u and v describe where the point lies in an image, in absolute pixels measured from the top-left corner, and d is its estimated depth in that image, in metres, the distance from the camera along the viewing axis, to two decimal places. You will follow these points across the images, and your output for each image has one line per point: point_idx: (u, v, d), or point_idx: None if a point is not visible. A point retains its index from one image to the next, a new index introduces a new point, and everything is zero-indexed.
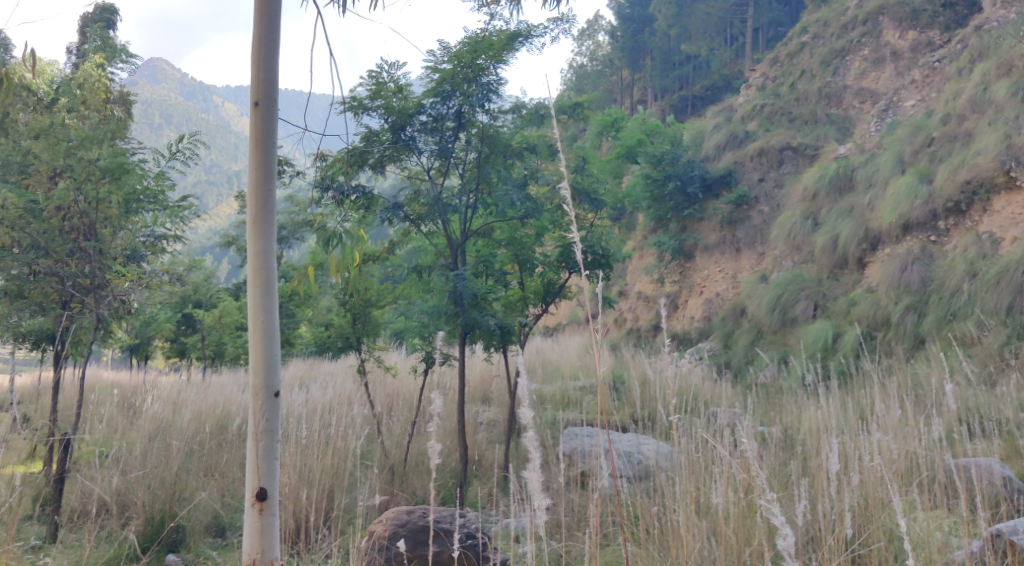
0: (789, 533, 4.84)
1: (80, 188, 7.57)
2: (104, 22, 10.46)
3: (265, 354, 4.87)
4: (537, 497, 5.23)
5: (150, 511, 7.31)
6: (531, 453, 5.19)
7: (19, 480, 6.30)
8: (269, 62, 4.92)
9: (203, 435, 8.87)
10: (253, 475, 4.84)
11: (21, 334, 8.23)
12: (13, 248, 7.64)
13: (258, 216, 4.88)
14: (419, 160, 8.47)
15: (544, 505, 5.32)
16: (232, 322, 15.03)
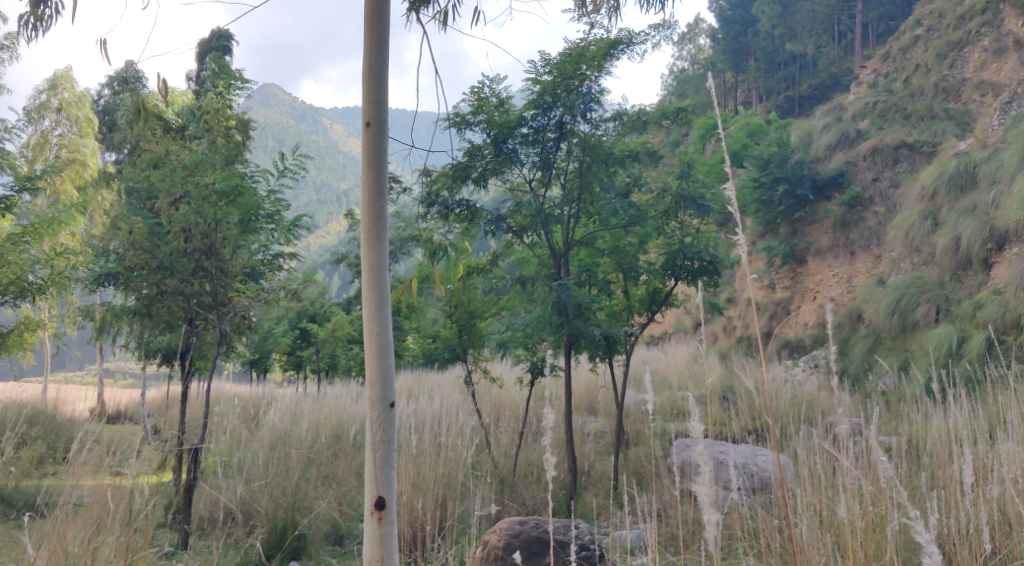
0: (936, 549, 4.71)
1: (199, 211, 7.92)
2: (223, 49, 10.95)
3: (381, 367, 4.97)
4: (709, 511, 5.23)
5: (274, 519, 7.55)
6: (704, 466, 5.20)
7: (153, 489, 6.57)
8: (379, 83, 5.04)
9: (321, 445, 9.15)
10: (371, 483, 4.94)
11: (150, 350, 8.67)
12: (142, 270, 8.05)
13: (371, 233, 4.99)
14: (521, 172, 8.53)
15: (715, 518, 5.26)
16: (345, 335, 15.44)
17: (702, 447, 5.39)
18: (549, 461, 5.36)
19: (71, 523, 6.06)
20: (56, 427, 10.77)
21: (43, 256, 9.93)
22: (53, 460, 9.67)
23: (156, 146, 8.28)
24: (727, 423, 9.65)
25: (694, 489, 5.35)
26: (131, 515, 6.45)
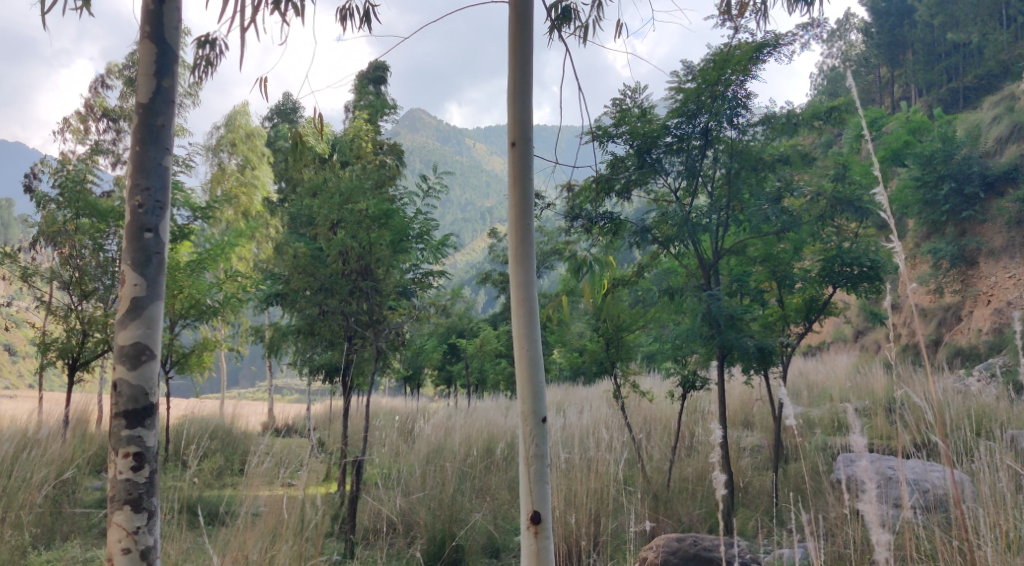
0: None
1: (356, 234, 8.24)
2: (378, 79, 11.37)
3: (532, 382, 4.98)
4: (878, 532, 4.88)
5: (432, 530, 7.72)
6: (869, 480, 4.88)
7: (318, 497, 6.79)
8: (523, 102, 5.07)
9: (473, 458, 9.30)
10: (527, 497, 4.95)
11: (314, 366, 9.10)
12: (306, 290, 8.40)
13: (518, 250, 5.02)
14: (666, 182, 8.41)
15: (885, 540, 4.88)
16: (493, 350, 15.34)
17: (866, 463, 5.02)
18: (714, 480, 5.22)
19: (250, 532, 6.36)
20: (233, 441, 11.43)
21: (218, 281, 10.60)
22: (230, 472, 10.26)
23: (313, 174, 8.67)
24: (895, 436, 9.14)
25: (858, 507, 5.02)
26: (303, 525, 6.72)
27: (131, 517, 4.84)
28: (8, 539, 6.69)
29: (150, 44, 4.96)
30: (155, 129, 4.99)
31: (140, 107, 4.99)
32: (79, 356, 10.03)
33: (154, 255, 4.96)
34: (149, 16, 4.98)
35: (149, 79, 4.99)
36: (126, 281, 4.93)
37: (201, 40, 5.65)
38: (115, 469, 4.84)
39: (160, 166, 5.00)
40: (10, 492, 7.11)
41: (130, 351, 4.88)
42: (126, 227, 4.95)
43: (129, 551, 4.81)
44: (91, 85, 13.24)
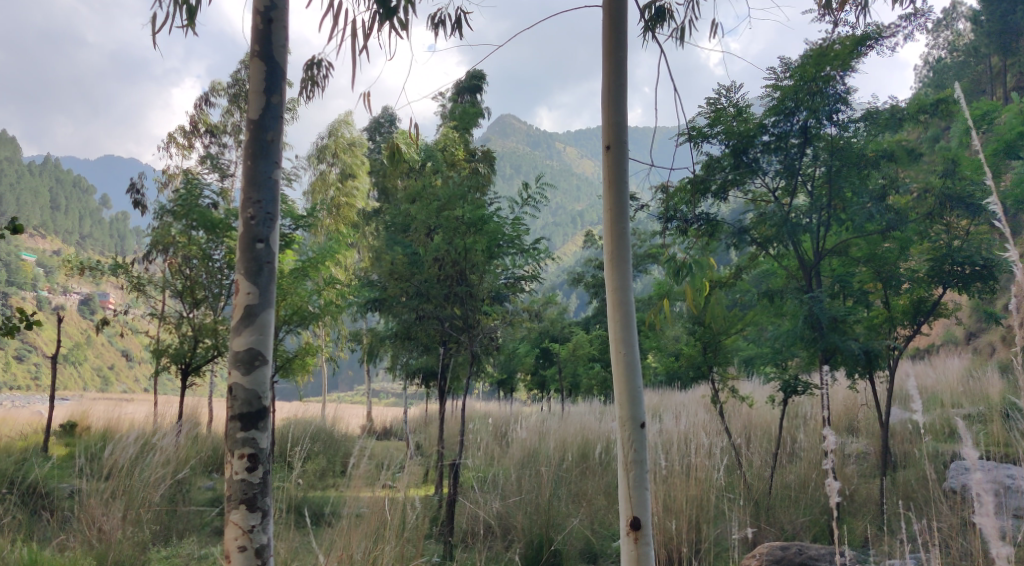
0: None
1: (451, 240, 8.31)
2: (473, 87, 11.47)
3: (630, 387, 4.93)
4: (996, 544, 4.64)
5: (530, 534, 7.74)
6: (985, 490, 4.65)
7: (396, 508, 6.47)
8: (619, 105, 5.03)
9: (568, 462, 9.25)
10: (626, 503, 4.91)
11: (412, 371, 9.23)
12: (401, 297, 8.58)
13: (614, 254, 4.98)
14: (764, 181, 8.17)
15: (1006, 553, 4.65)
16: (586, 353, 15.39)
17: (979, 475, 4.82)
18: (827, 489, 5.23)
19: (354, 531, 6.50)
20: (334, 443, 11.71)
21: (319, 287, 10.89)
22: (332, 473, 10.50)
23: (411, 183, 8.87)
24: (1012, 444, 8.70)
25: (975, 521, 4.79)
26: (404, 527, 6.82)
27: (245, 516, 4.98)
28: (130, 535, 7.02)
29: (259, 63, 5.13)
30: (265, 144, 5.14)
31: (251, 123, 5.15)
32: (191, 362, 10.42)
33: (265, 265, 5.11)
34: (258, 36, 5.15)
35: (259, 96, 5.15)
36: (239, 290, 5.09)
37: (308, 62, 5.83)
38: (231, 470, 5.01)
39: (270, 180, 5.15)
40: (131, 490, 7.45)
41: (245, 356, 5.05)
42: (239, 238, 5.12)
43: (245, 549, 4.96)
44: (196, 103, 13.78)
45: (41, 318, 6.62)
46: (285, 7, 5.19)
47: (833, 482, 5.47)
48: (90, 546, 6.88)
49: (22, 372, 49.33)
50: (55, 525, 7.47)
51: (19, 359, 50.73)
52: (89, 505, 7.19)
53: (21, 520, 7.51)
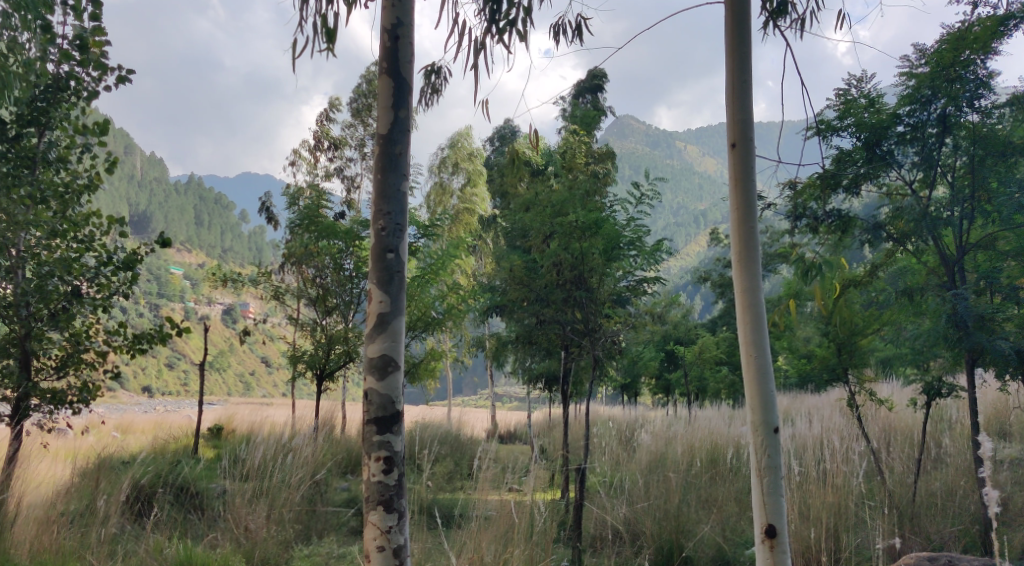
0: None
1: (568, 245, 8.27)
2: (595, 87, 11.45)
3: (762, 390, 4.79)
4: None
5: (659, 540, 7.61)
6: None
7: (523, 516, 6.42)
8: (743, 101, 4.90)
9: (697, 468, 9.06)
10: (761, 510, 4.77)
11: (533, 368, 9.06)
12: (522, 302, 8.65)
13: (742, 254, 4.84)
14: (899, 174, 7.84)
15: None
16: (712, 357, 15.12)
17: None
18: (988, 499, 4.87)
19: (484, 533, 6.57)
20: (462, 447, 11.89)
21: (442, 293, 11.09)
22: (461, 476, 10.68)
23: (530, 190, 9.03)
24: None
25: None
26: (532, 531, 6.86)
27: (383, 517, 5.11)
28: (274, 534, 7.36)
29: (387, 79, 5.27)
30: (393, 157, 5.28)
31: (380, 137, 5.30)
32: (325, 367, 10.73)
33: (396, 274, 5.24)
34: (386, 53, 5.29)
35: (387, 111, 5.29)
36: (373, 299, 5.24)
37: (429, 68, 5.95)
38: (369, 472, 5.15)
39: (399, 193, 5.28)
40: (273, 491, 7.82)
41: (378, 363, 5.19)
42: (371, 249, 5.27)
43: (383, 549, 5.07)
44: (318, 119, 14.29)
45: (190, 327, 6.96)
46: (411, 23, 5.32)
47: (991, 491, 5.11)
48: (238, 544, 7.23)
49: (173, 379, 52.42)
50: (205, 523, 7.88)
51: (169, 367, 53.92)
52: (236, 505, 7.56)
53: (176, 520, 7.92)
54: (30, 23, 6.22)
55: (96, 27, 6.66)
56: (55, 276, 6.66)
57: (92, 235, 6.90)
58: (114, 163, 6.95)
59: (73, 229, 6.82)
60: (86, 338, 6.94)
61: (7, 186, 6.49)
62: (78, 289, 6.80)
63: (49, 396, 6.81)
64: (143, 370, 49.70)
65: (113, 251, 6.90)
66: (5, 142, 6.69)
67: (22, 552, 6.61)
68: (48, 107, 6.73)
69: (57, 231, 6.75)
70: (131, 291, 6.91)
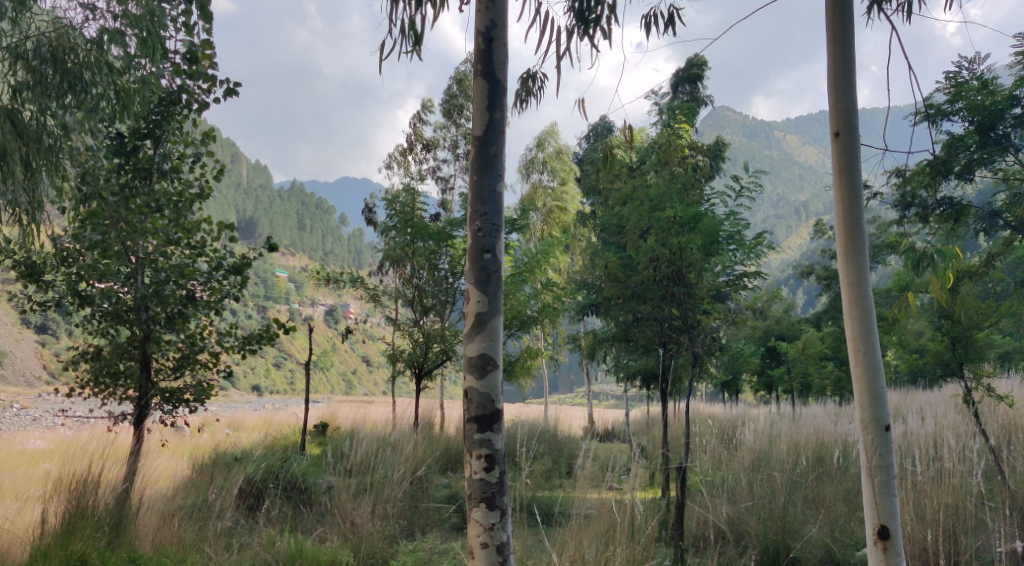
0: None
1: (666, 240, 8.07)
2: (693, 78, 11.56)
3: (871, 387, 4.63)
4: None
5: (765, 540, 7.46)
6: None
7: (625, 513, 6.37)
8: (847, 89, 4.74)
9: (803, 467, 8.79)
10: (872, 511, 4.61)
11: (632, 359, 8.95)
12: (618, 299, 8.63)
13: (848, 246, 4.69)
14: (1016, 158, 7.37)
15: None
16: (817, 353, 14.71)
17: None
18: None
19: (585, 532, 6.55)
20: (559, 446, 11.87)
21: (536, 291, 11.11)
22: (559, 474, 10.67)
23: (624, 187, 8.91)
24: None
25: None
26: (633, 531, 6.80)
27: (486, 514, 5.15)
28: (379, 529, 7.53)
29: (482, 81, 5.31)
30: (489, 158, 5.31)
31: (476, 139, 5.34)
32: (423, 366, 10.89)
33: (493, 274, 5.27)
34: (480, 55, 5.33)
35: (482, 113, 5.33)
36: (471, 298, 5.28)
37: (524, 75, 6.04)
38: (471, 470, 5.20)
39: (495, 193, 5.31)
40: (376, 487, 7.95)
41: (477, 362, 5.23)
42: (468, 249, 5.32)
43: (486, 546, 5.11)
44: (411, 121, 14.50)
45: (295, 327, 7.18)
46: (504, 25, 5.36)
47: None
48: (345, 538, 7.43)
49: (281, 378, 54.18)
50: (313, 517, 8.10)
51: (277, 366, 55.71)
52: (342, 500, 7.77)
53: (287, 515, 8.16)
54: (146, 40, 6.52)
55: (205, 41, 6.92)
56: (171, 281, 6.98)
57: (203, 241, 7.16)
58: (222, 170, 7.21)
59: (187, 236, 7.09)
60: (200, 339, 7.23)
61: (126, 198, 6.90)
62: (193, 293, 7.08)
63: (167, 395, 7.12)
64: (252, 369, 51.50)
65: (223, 256, 7.19)
66: (123, 155, 7.03)
67: (146, 543, 6.92)
68: (162, 121, 7.07)
69: (172, 238, 7.05)
70: (241, 294, 7.16)
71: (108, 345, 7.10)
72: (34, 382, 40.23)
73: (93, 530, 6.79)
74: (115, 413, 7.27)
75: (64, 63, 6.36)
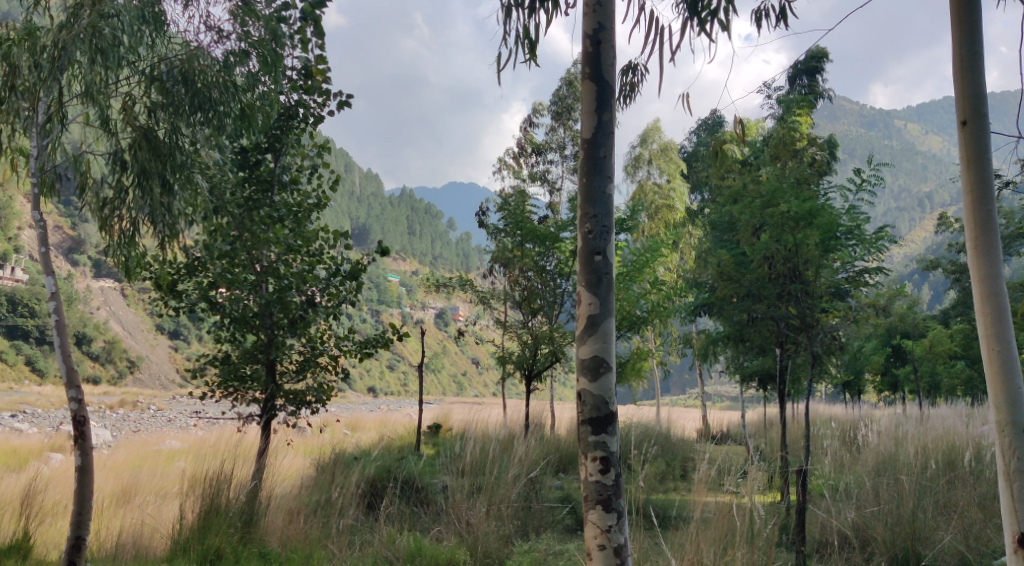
0: None
1: (780, 237, 7.89)
2: (811, 68, 11.16)
3: (1007, 387, 4.39)
4: None
5: (893, 547, 7.19)
6: None
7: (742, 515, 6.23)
8: (973, 76, 4.52)
9: (933, 470, 8.40)
10: (1011, 517, 4.38)
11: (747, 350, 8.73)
12: (732, 298, 8.45)
13: (978, 240, 4.46)
14: None
15: None
16: (946, 351, 14.02)
17: None
18: None
19: (703, 536, 6.44)
20: (673, 448, 11.70)
21: (645, 291, 10.99)
22: (673, 477, 10.52)
23: (736, 183, 8.79)
24: None
25: None
26: (753, 535, 6.64)
27: (603, 516, 5.13)
28: (495, 529, 7.61)
29: (590, 84, 5.31)
30: (598, 160, 5.30)
31: (585, 142, 5.34)
32: (533, 367, 10.94)
33: (604, 276, 5.26)
34: (588, 58, 5.33)
35: (591, 116, 5.33)
36: (582, 301, 5.29)
37: (626, 66, 6.13)
38: (586, 471, 5.20)
39: (604, 195, 5.30)
40: (490, 487, 8.04)
41: (590, 364, 5.23)
42: (579, 252, 5.31)
43: (604, 548, 5.10)
44: (520, 125, 14.61)
45: (408, 332, 7.34)
46: (612, 27, 5.34)
47: None
48: (461, 538, 7.55)
49: (395, 380, 55.47)
50: (429, 517, 8.25)
51: (391, 368, 57.03)
52: (457, 500, 7.88)
53: (404, 514, 8.33)
54: (266, 60, 6.80)
55: (319, 56, 7.14)
56: (292, 287, 7.27)
57: (321, 249, 7.44)
58: (338, 180, 7.48)
59: (306, 244, 7.36)
60: (320, 343, 7.48)
61: (250, 209, 7.20)
62: (312, 298, 7.39)
63: (291, 397, 7.39)
64: (368, 371, 52.88)
65: (340, 262, 7.45)
66: (247, 169, 7.40)
67: (275, 539, 7.20)
68: (282, 135, 7.36)
69: (292, 247, 7.32)
70: (356, 298, 7.39)
71: (235, 349, 7.41)
72: (167, 385, 42.33)
73: (227, 526, 7.10)
74: (243, 414, 7.59)
75: (193, 83, 6.56)
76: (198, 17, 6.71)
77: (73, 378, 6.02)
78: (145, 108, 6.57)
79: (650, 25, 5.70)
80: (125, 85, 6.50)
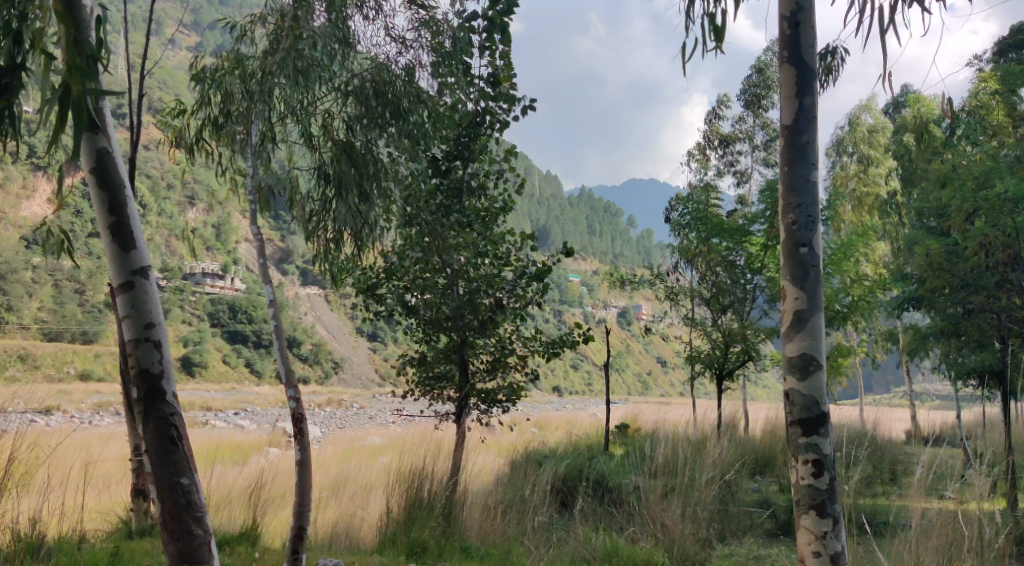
0: None
1: (997, 222, 7.22)
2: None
3: None
4: None
5: None
6: None
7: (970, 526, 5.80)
8: None
9: None
10: None
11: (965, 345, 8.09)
12: (943, 290, 7.86)
13: None
14: None
15: None
16: None
17: None
18: None
19: (923, 545, 6.00)
20: (881, 451, 11.03)
21: (846, 284, 10.40)
22: (881, 481, 9.90)
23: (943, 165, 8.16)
24: None
25: None
26: (983, 546, 6.11)
27: (817, 521, 4.91)
28: (691, 532, 7.44)
29: (789, 68, 5.10)
30: (800, 147, 5.08)
31: (785, 129, 5.13)
32: (724, 366, 10.56)
33: (811, 269, 5.02)
34: (786, 42, 5.13)
35: (791, 101, 5.11)
36: (787, 295, 5.07)
37: (822, 48, 5.92)
38: (797, 474, 4.99)
39: (809, 183, 5.06)
40: (685, 489, 7.88)
41: (798, 362, 5.01)
42: (782, 245, 5.12)
43: (819, 554, 4.87)
44: (706, 118, 14.26)
45: (594, 332, 7.34)
46: (811, 6, 5.10)
47: None
48: (657, 539, 7.42)
49: (580, 379, 55.80)
50: (624, 516, 8.18)
51: (575, 368, 57.40)
52: (650, 501, 7.76)
53: (598, 513, 8.30)
54: (456, 71, 7.10)
55: (506, 64, 7.27)
56: (482, 290, 7.45)
57: (508, 252, 7.58)
58: (523, 185, 7.59)
59: (494, 247, 7.54)
60: (509, 344, 7.60)
61: (442, 215, 7.46)
62: (500, 300, 7.54)
63: (484, 396, 7.58)
64: (554, 370, 53.46)
65: (526, 264, 7.58)
66: (439, 175, 7.65)
67: (474, 533, 7.40)
68: (470, 142, 7.52)
69: (482, 251, 7.50)
70: (543, 301, 7.47)
71: (431, 350, 7.69)
72: (367, 384, 44.44)
73: (430, 519, 7.36)
74: (440, 412, 7.84)
75: (385, 94, 6.83)
76: (387, 31, 7.01)
77: (291, 379, 6.42)
78: (343, 122, 6.91)
79: (857, 4, 5.52)
80: (324, 102, 6.86)
